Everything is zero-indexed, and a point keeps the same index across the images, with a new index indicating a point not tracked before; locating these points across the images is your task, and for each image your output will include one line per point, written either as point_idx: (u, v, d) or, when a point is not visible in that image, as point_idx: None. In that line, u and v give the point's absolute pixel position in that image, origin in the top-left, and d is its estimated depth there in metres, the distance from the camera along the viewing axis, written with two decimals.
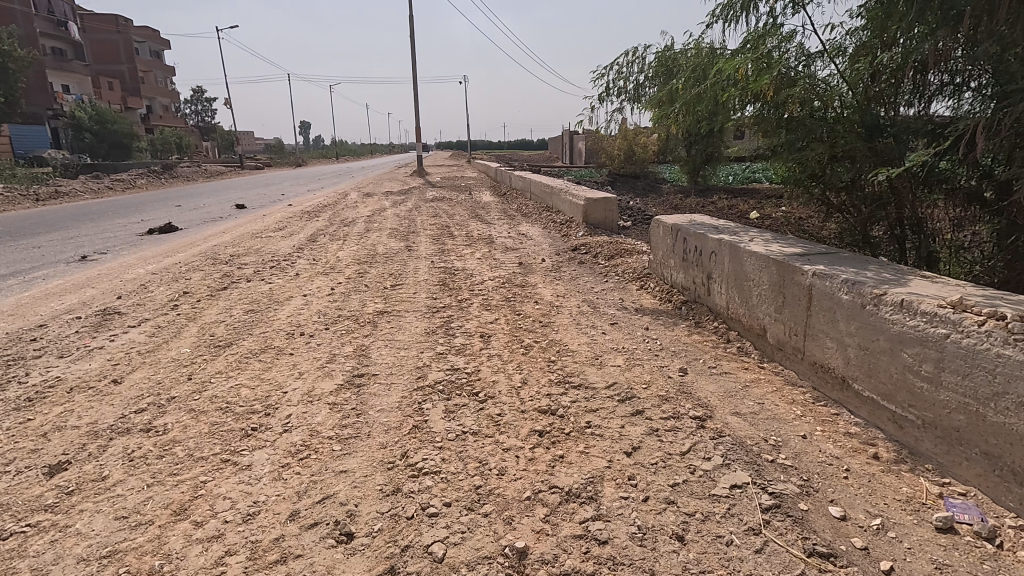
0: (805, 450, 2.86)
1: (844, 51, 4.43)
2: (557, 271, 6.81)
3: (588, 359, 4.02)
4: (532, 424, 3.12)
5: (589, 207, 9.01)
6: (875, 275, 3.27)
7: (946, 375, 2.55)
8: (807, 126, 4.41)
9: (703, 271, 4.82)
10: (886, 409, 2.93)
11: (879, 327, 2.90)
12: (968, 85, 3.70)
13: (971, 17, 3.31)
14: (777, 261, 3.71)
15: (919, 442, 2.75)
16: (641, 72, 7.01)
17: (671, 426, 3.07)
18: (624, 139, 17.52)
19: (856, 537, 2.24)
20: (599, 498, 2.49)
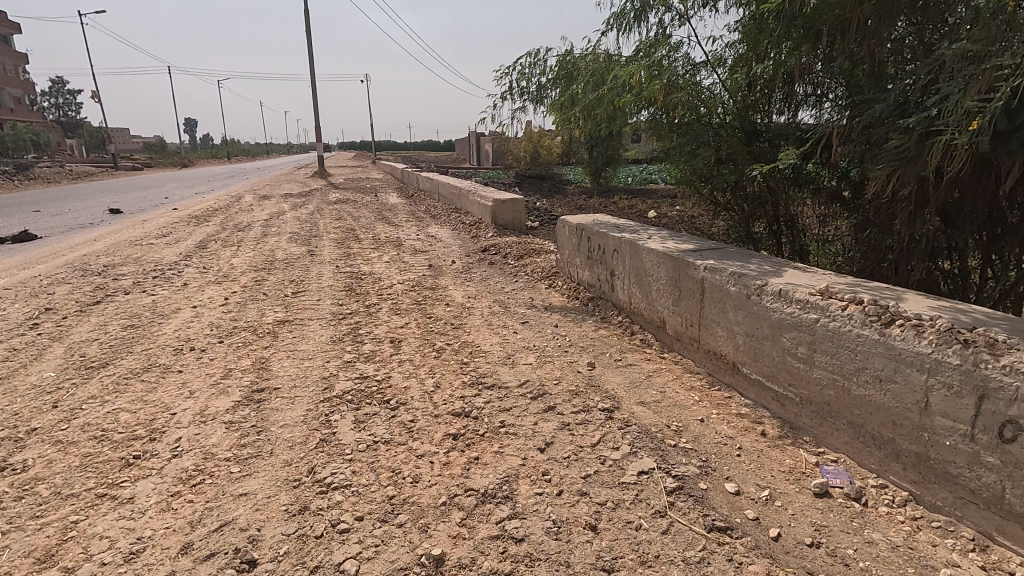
0: (703, 432, 3.06)
1: (724, 62, 4.80)
2: (467, 272, 6.80)
3: (500, 359, 4.05)
4: (446, 428, 3.09)
5: (498, 208, 9.09)
6: (757, 267, 3.58)
7: (818, 356, 2.84)
8: (696, 131, 4.83)
9: (607, 268, 5.02)
10: (771, 389, 3.21)
11: (762, 315, 3.17)
12: (827, 96, 4.15)
13: (828, 35, 3.71)
14: (673, 257, 3.95)
15: (798, 417, 3.05)
16: (542, 75, 7.15)
17: (582, 419, 3.17)
18: (530, 141, 17.89)
19: (749, 509, 2.43)
20: (515, 497, 2.51)
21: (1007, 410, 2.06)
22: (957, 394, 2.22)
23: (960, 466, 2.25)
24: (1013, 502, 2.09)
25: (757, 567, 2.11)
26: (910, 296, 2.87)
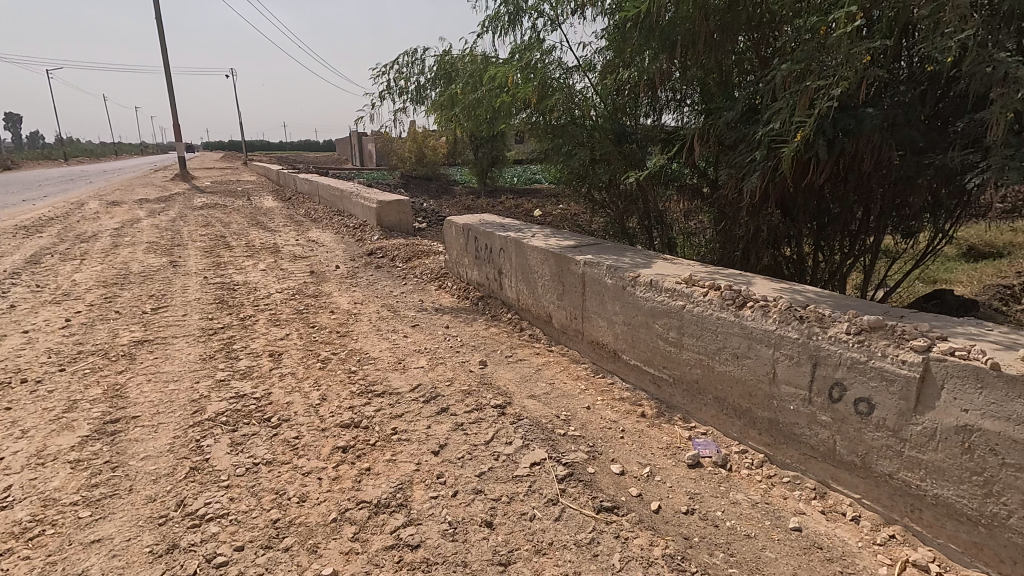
0: (589, 419, 3.22)
1: (594, 67, 5.06)
2: (353, 277, 6.55)
3: (390, 365, 3.95)
4: (335, 441, 2.96)
5: (383, 210, 8.86)
6: (631, 260, 3.83)
7: (685, 339, 3.11)
8: (571, 132, 5.06)
9: (494, 267, 5.09)
10: (647, 372, 3.45)
11: (637, 305, 3.41)
12: (685, 102, 4.54)
13: (682, 46, 4.06)
14: (555, 254, 4.11)
15: (672, 397, 3.31)
16: (421, 75, 7.07)
17: (475, 418, 3.19)
18: (414, 141, 17.63)
19: (633, 486, 2.60)
20: (410, 503, 2.47)
21: (835, 374, 2.40)
22: (797, 364, 2.54)
23: (802, 426, 2.58)
24: (842, 452, 2.45)
25: (641, 539, 2.26)
26: (758, 281, 3.24)
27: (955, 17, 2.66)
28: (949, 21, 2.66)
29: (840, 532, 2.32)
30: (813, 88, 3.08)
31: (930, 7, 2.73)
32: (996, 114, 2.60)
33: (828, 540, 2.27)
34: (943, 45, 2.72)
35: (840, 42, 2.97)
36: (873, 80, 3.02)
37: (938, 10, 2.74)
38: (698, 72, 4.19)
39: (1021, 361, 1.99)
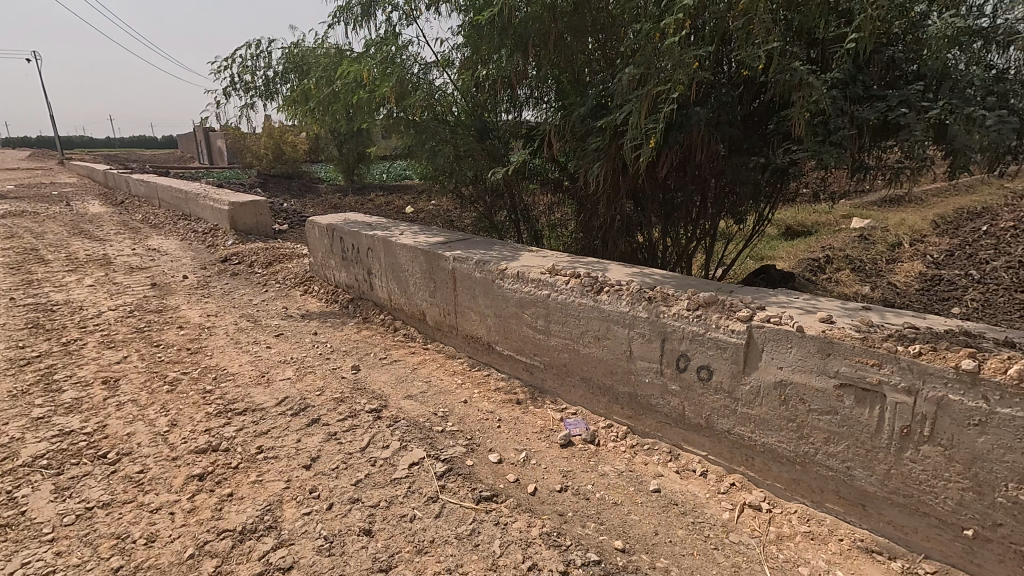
0: (467, 413, 3.26)
1: (452, 63, 5.08)
2: (204, 287, 5.95)
3: (252, 379, 3.66)
4: (189, 469, 2.68)
5: (236, 212, 8.14)
6: (498, 253, 3.94)
7: (553, 326, 3.28)
8: (433, 128, 5.06)
9: (363, 267, 4.93)
10: (520, 361, 3.58)
11: (506, 296, 3.52)
12: (542, 99, 4.73)
13: (534, 45, 4.22)
14: (424, 251, 4.09)
15: (544, 382, 3.47)
16: (269, 67, 6.59)
17: (349, 426, 3.08)
18: (270, 137, 16.38)
19: (510, 473, 2.69)
20: (280, 524, 2.32)
21: (680, 346, 2.68)
22: (649, 340, 2.80)
23: (656, 396, 2.85)
24: (689, 416, 2.74)
25: (519, 522, 2.34)
26: (614, 267, 3.49)
27: (758, 30, 3.04)
28: (754, 33, 3.03)
29: (691, 487, 2.60)
30: (652, 92, 3.35)
31: (740, 20, 3.09)
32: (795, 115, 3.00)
33: (681, 496, 2.54)
34: (751, 54, 3.10)
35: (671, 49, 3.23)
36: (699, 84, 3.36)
37: (746, 23, 3.11)
38: (552, 71, 4.38)
39: (818, 322, 2.37)
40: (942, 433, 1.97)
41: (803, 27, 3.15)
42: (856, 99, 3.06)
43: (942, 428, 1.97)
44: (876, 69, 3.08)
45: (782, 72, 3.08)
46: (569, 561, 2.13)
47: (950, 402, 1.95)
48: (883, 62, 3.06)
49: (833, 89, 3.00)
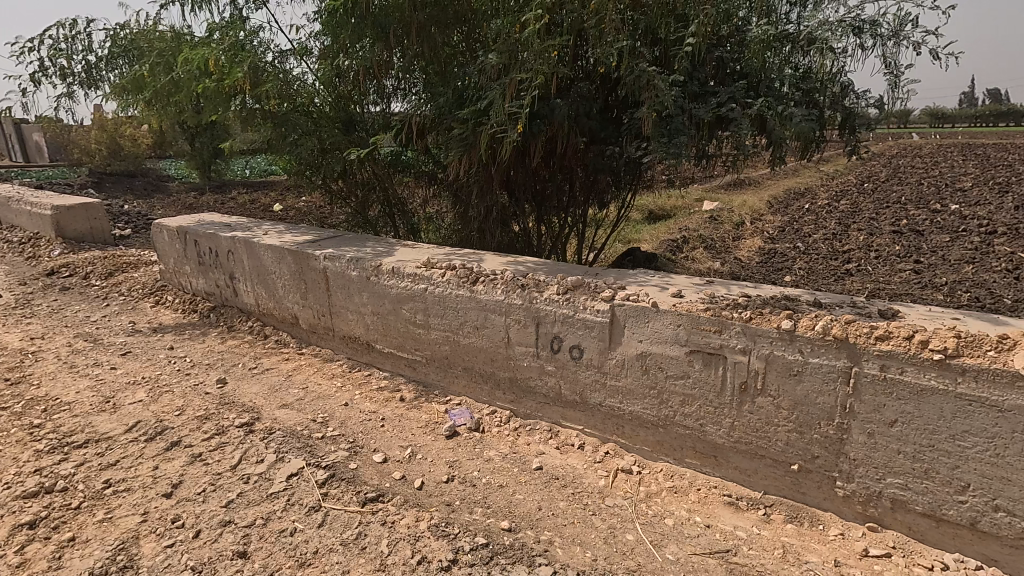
0: (348, 415, 3.16)
1: (311, 52, 4.82)
2: (25, 306, 5.11)
3: (94, 406, 3.23)
4: (16, 518, 2.31)
5: (63, 217, 7.06)
6: (372, 249, 3.84)
7: (432, 319, 3.30)
8: (293, 120, 4.72)
9: (223, 272, 4.54)
10: (402, 357, 3.54)
11: (383, 293, 3.46)
12: (409, 90, 4.66)
13: (396, 36, 4.14)
14: (291, 251, 3.88)
15: (427, 376, 3.47)
16: (91, 50, 5.76)
17: (216, 444, 2.84)
18: (102, 129, 14.35)
19: (396, 470, 2.66)
20: (138, 562, 2.09)
21: (553, 329, 2.84)
22: (524, 326, 2.94)
23: (535, 378, 2.99)
24: (566, 394, 2.90)
25: (407, 518, 2.33)
26: (489, 257, 3.56)
27: (608, 28, 3.24)
28: (605, 31, 3.22)
29: (570, 460, 2.76)
30: (514, 81, 3.42)
31: (592, 18, 3.26)
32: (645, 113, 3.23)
33: (562, 470, 2.68)
34: (603, 50, 3.30)
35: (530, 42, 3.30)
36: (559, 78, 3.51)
37: (597, 21, 3.29)
38: (417, 62, 4.33)
39: (670, 297, 2.62)
40: (770, 384, 2.30)
41: (647, 27, 3.41)
42: (694, 94, 3.38)
43: (771, 381, 2.29)
44: (710, 67, 3.42)
45: (631, 69, 3.32)
46: (458, 549, 2.16)
47: (775, 358, 2.27)
48: (715, 62, 3.41)
49: (675, 85, 3.29)
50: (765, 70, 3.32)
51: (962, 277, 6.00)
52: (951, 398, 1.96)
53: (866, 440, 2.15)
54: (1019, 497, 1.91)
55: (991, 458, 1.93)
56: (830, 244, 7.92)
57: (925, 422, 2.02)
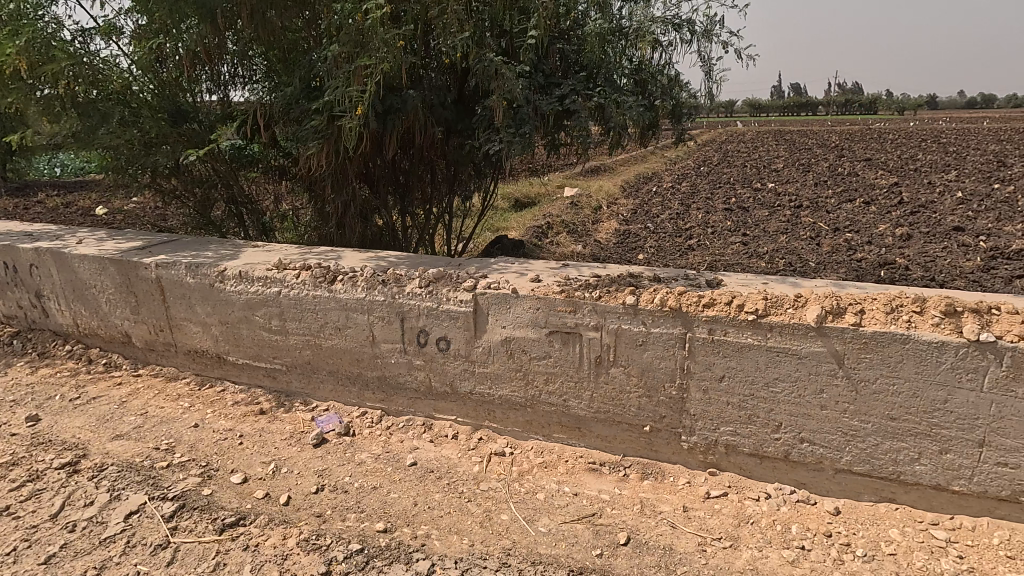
0: (199, 437, 2.87)
1: (122, 32, 4.21)
2: None
3: None
4: None
5: None
6: (215, 252, 3.51)
7: (289, 323, 3.11)
8: (104, 110, 4.09)
9: (26, 290, 3.85)
10: (259, 368, 3.30)
11: (230, 300, 3.19)
12: (247, 78, 4.28)
13: (225, 17, 3.77)
14: (114, 261, 3.41)
15: (290, 384, 3.27)
16: None
17: (30, 492, 2.42)
18: None
19: (258, 489, 2.47)
20: None
21: (418, 323, 2.83)
22: (389, 322, 2.89)
23: (404, 374, 2.96)
24: (436, 385, 2.91)
25: (273, 538, 2.19)
26: (348, 254, 3.43)
27: (451, 18, 3.22)
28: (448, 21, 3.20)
29: (445, 451, 2.78)
30: (357, 70, 3.27)
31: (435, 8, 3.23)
32: (495, 104, 3.28)
33: (437, 462, 2.68)
34: (449, 41, 3.28)
35: (371, 30, 3.17)
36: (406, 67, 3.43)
37: (440, 11, 3.26)
38: (252, 47, 3.98)
39: (528, 282, 2.73)
40: (621, 355, 2.50)
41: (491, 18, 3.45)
42: (540, 86, 3.51)
43: (621, 352, 2.50)
44: (553, 59, 3.56)
45: (480, 61, 3.34)
46: (331, 560, 2.08)
47: (623, 331, 2.47)
48: (557, 54, 3.55)
49: (522, 77, 3.37)
50: (602, 63, 3.53)
51: (777, 245, 6.98)
52: (763, 351, 2.28)
53: (701, 396, 2.43)
54: (817, 428, 2.29)
55: (795, 398, 2.28)
56: (675, 222, 8.76)
57: (745, 374, 2.33)
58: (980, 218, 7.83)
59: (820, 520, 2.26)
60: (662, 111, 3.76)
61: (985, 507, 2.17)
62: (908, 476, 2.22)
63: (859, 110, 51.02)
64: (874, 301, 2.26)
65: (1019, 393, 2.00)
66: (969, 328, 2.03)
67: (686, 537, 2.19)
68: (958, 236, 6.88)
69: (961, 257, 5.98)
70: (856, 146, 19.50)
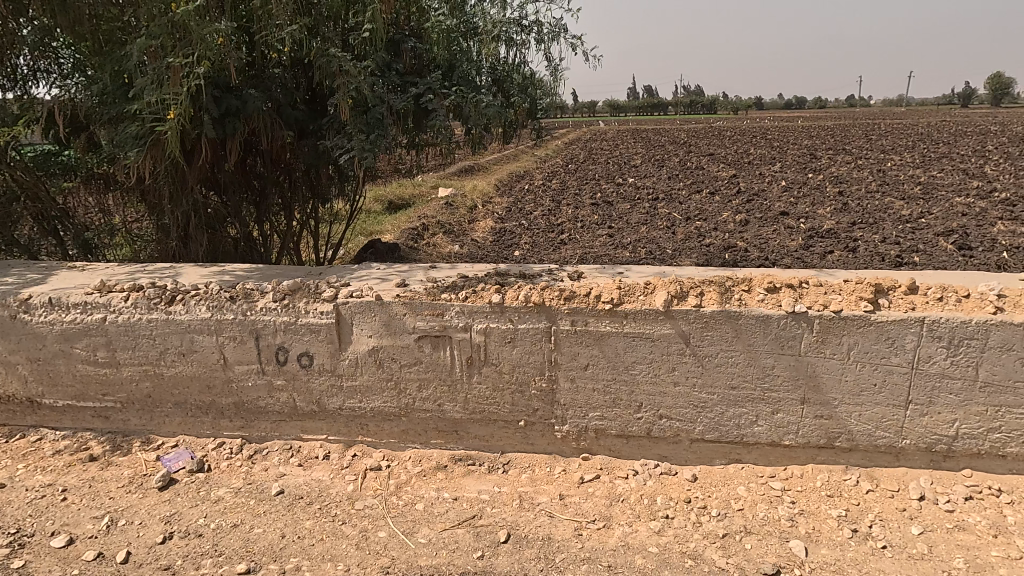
0: (7, 499, 2.41)
1: None
2: None
3: None
4: None
5: None
6: (17, 278, 2.99)
7: (120, 354, 2.74)
8: None
9: None
10: (86, 408, 2.87)
11: (40, 334, 2.73)
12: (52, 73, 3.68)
13: None
14: None
15: (127, 422, 2.88)
16: None
17: None
18: None
19: (87, 550, 2.12)
20: None
21: (276, 340, 2.63)
22: (242, 342, 2.65)
23: (264, 397, 2.74)
24: (302, 405, 2.73)
25: None
26: (184, 269, 3.18)
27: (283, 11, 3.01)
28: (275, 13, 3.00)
29: (316, 473, 2.60)
30: (177, 66, 2.92)
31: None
32: (340, 100, 3.15)
33: (306, 487, 2.50)
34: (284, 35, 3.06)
35: (189, 20, 2.86)
36: (238, 63, 3.15)
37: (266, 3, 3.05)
38: (54, 36, 3.43)
39: (393, 287, 2.64)
40: (491, 354, 2.52)
41: (331, 12, 3.28)
42: (392, 84, 3.41)
43: (490, 351, 2.52)
44: (404, 57, 3.48)
45: (322, 57, 3.16)
46: None
47: (492, 330, 2.49)
48: (408, 52, 3.48)
49: (370, 75, 3.25)
50: (455, 61, 3.52)
51: (638, 235, 7.52)
52: (622, 338, 2.41)
53: (570, 386, 2.52)
54: (672, 404, 2.48)
55: (651, 378, 2.45)
56: (547, 218, 9.09)
57: (607, 361, 2.46)
58: (800, 203, 9.06)
59: (680, 489, 2.44)
60: (519, 109, 3.85)
61: (810, 456, 2.49)
62: (749, 437, 2.48)
63: (702, 110, 56.66)
64: (712, 283, 2.49)
65: (827, 354, 2.31)
66: (786, 302, 2.31)
67: (563, 524, 2.25)
68: (783, 220, 7.90)
69: (787, 238, 6.86)
70: (701, 143, 21.68)
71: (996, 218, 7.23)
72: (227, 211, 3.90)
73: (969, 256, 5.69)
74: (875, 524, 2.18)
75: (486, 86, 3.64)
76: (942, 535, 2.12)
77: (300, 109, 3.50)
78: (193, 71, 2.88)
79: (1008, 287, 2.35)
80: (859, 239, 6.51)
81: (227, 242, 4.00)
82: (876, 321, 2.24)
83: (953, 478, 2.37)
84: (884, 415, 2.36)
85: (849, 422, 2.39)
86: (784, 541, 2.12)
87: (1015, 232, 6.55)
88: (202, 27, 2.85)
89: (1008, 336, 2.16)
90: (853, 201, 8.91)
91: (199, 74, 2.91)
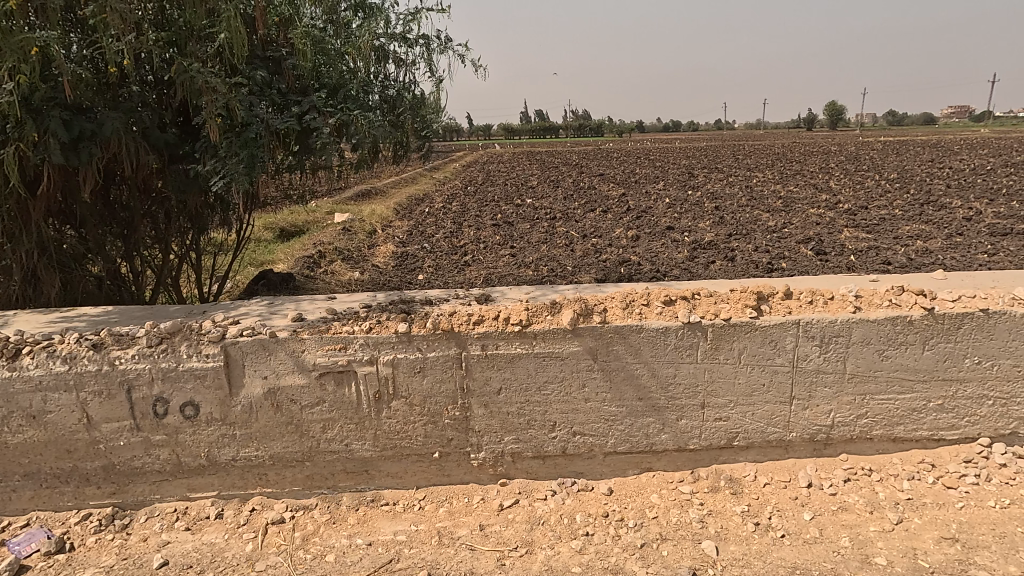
0: None
1: None
2: None
3: None
4: None
5: None
6: None
7: None
8: None
9: None
10: None
11: None
12: None
13: None
14: None
15: None
16: None
17: None
18: None
19: None
20: None
21: (152, 391, 2.35)
22: (110, 397, 2.34)
23: (140, 456, 2.43)
24: (187, 460, 2.45)
25: None
26: (22, 316, 2.77)
27: (117, 20, 2.69)
28: (109, 21, 2.69)
29: (207, 537, 2.31)
30: None
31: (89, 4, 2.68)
32: (207, 119, 2.94)
33: (196, 554, 2.20)
34: (117, 46, 2.74)
35: None
36: (79, 80, 2.80)
37: (101, 11, 2.73)
38: None
39: (287, 322, 2.46)
40: (400, 387, 2.42)
41: (191, 26, 3.03)
42: (272, 104, 3.22)
43: (399, 384, 2.42)
44: (286, 76, 3.31)
45: (183, 73, 2.92)
46: None
47: (399, 360, 2.39)
48: (290, 71, 3.31)
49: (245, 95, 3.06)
50: (341, 80, 3.40)
51: (540, 254, 7.70)
52: (532, 358, 2.42)
53: (483, 412, 2.48)
54: (584, 420, 2.52)
55: (563, 396, 2.48)
56: (449, 240, 9.05)
57: (520, 384, 2.45)
58: (683, 217, 9.79)
59: (598, 503, 2.47)
60: (413, 132, 3.81)
61: (713, 457, 2.64)
62: (658, 445, 2.58)
63: (590, 133, 59.88)
64: (613, 298, 2.57)
65: (721, 359, 2.47)
66: (682, 313, 2.44)
67: (485, 556, 2.17)
68: (670, 234, 8.49)
69: (674, 251, 7.36)
70: (592, 165, 22.68)
71: (843, 226, 8.28)
72: (86, 248, 3.46)
73: (825, 260, 6.45)
74: (774, 515, 2.34)
75: (378, 107, 3.56)
76: (829, 517, 2.32)
77: (169, 132, 3.20)
78: (9, 87, 2.53)
79: (862, 287, 2.65)
80: (736, 249, 7.13)
81: (87, 282, 3.53)
82: (760, 326, 2.43)
83: (833, 463, 2.61)
84: (773, 412, 2.56)
85: (745, 421, 2.57)
86: (697, 544, 2.21)
87: (859, 238, 7.53)
88: (23, 37, 2.52)
89: (867, 332, 2.44)
90: (728, 215, 9.80)
91: (17, 90, 2.55)
